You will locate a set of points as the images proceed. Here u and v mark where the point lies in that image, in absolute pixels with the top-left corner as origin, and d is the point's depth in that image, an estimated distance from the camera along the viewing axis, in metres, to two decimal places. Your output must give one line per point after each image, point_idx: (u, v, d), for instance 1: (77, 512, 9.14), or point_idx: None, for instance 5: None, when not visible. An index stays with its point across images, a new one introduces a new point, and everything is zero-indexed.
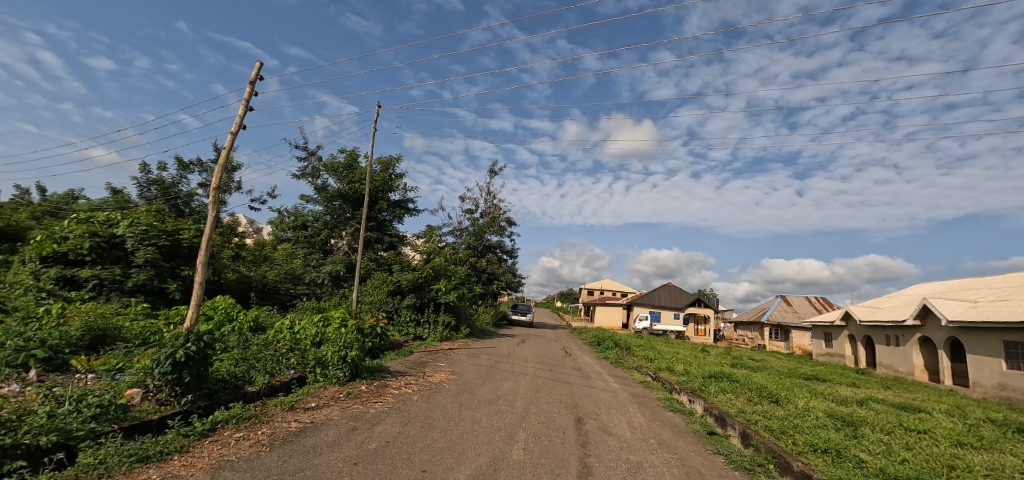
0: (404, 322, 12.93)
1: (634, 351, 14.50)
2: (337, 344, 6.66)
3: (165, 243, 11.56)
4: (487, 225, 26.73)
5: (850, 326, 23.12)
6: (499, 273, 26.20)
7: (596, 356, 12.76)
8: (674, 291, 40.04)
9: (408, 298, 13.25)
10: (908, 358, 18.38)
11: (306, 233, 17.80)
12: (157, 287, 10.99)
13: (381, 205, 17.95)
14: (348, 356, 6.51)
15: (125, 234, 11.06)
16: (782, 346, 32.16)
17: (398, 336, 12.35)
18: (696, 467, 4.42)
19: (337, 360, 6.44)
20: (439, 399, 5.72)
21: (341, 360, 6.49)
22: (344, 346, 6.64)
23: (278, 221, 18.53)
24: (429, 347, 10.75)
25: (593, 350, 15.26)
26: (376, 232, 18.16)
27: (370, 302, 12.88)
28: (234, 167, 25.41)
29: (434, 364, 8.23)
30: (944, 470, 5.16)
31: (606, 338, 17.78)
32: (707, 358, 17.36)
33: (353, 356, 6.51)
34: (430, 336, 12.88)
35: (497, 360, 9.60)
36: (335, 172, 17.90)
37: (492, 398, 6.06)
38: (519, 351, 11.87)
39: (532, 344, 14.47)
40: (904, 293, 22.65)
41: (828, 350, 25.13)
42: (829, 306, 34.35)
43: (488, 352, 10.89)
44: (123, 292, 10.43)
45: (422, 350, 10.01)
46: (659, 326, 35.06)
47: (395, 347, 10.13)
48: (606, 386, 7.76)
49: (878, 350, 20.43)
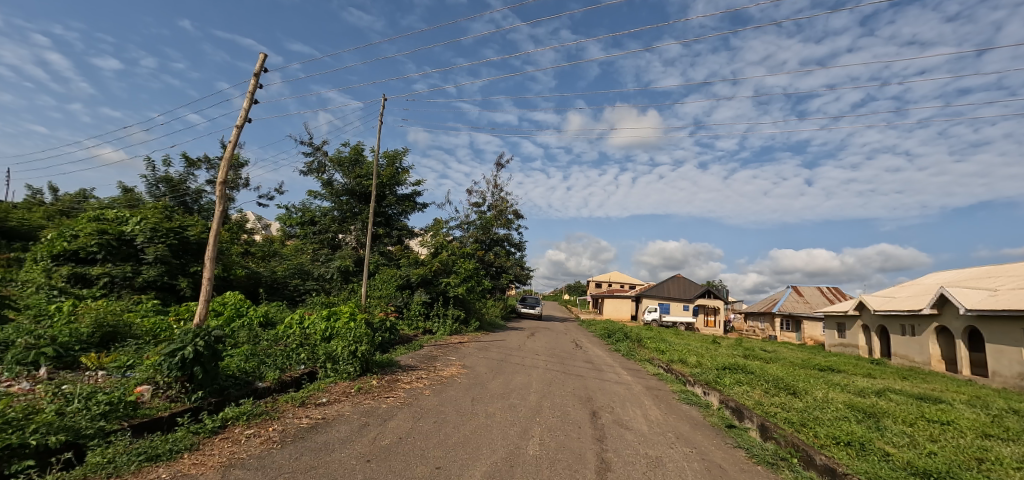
0: (413, 316, 12.77)
1: (645, 343, 14.34)
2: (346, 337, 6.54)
3: (174, 240, 11.56)
4: (494, 218, 26.66)
5: (864, 315, 22.75)
6: (507, 266, 26.14)
7: (607, 349, 12.61)
8: (683, 283, 39.82)
9: (418, 293, 13.17)
10: (925, 347, 18.07)
11: (314, 229, 17.81)
12: (168, 284, 11.00)
13: (388, 199, 17.84)
14: (358, 351, 6.36)
15: (135, 232, 11.05)
16: (794, 337, 31.80)
17: (408, 330, 12.22)
18: (717, 461, 4.29)
19: (347, 354, 6.32)
20: (454, 393, 5.65)
21: (351, 355, 6.35)
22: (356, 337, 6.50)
23: (285, 217, 18.57)
24: (439, 340, 10.72)
25: (604, 343, 15.12)
26: (385, 226, 18.08)
27: (379, 297, 12.85)
28: (241, 164, 25.66)
29: (445, 358, 8.14)
30: (974, 464, 4.98)
31: (616, 331, 17.68)
32: (718, 349, 17.15)
33: (363, 350, 6.36)
34: (440, 330, 12.79)
35: (508, 353, 9.52)
36: (342, 167, 17.82)
37: (504, 392, 5.97)
38: (529, 344, 11.69)
39: (542, 338, 14.39)
40: (919, 282, 22.28)
41: (841, 340, 24.79)
42: (842, 296, 33.93)
43: (498, 344, 10.79)
44: (135, 289, 10.47)
45: (432, 345, 9.91)
46: (667, 317, 34.86)
47: (405, 340, 10.11)
48: (620, 379, 7.56)
49: (893, 340, 20.10)
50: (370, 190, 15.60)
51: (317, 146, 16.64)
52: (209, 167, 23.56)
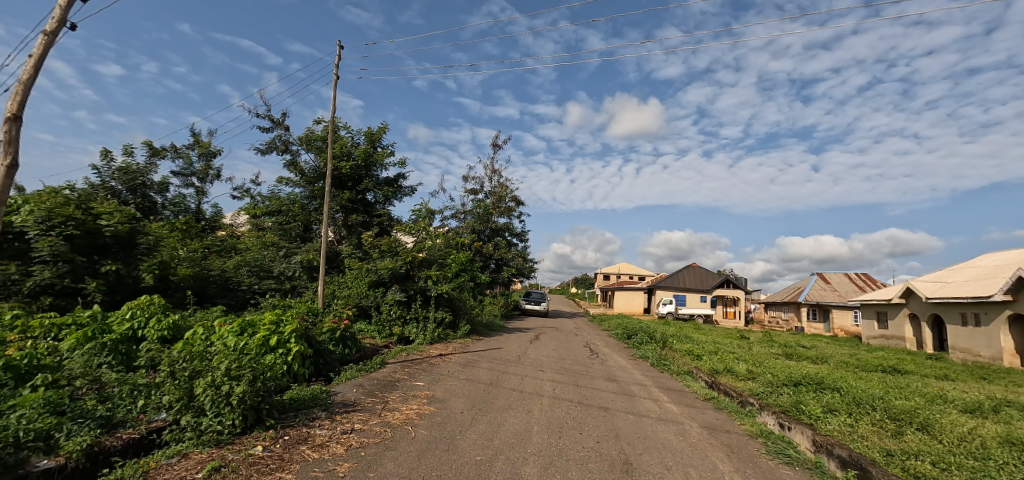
0: (385, 321, 10.29)
1: (672, 345, 11.91)
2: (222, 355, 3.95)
3: (79, 232, 8.93)
4: (492, 206, 24.16)
5: (913, 303, 20.10)
6: (508, 258, 23.67)
7: (630, 356, 10.17)
8: (698, 273, 37.32)
9: (393, 292, 10.61)
10: (993, 340, 15.49)
11: (281, 218, 15.38)
12: (71, 289, 8.66)
13: (366, 184, 15.33)
14: (234, 392, 3.65)
15: (24, 223, 8.40)
16: (823, 328, 29.28)
17: (378, 338, 9.77)
18: None
19: (209, 396, 3.59)
20: (392, 472, 3.17)
21: (222, 399, 3.65)
22: (237, 357, 3.87)
23: (250, 207, 16.14)
24: (413, 353, 8.30)
25: (624, 347, 12.56)
26: (363, 214, 15.63)
27: (346, 297, 10.42)
28: (214, 153, 23.49)
29: (408, 385, 5.67)
30: None
31: (635, 329, 15.17)
32: (754, 349, 14.71)
33: (243, 392, 3.65)
34: (419, 338, 10.24)
35: (503, 370, 7.04)
36: (312, 146, 15.20)
37: (484, 461, 3.48)
38: (532, 353, 9.23)
39: (548, 341, 12.03)
40: (976, 266, 19.60)
41: (882, 332, 22.17)
42: (874, 283, 31.20)
43: (491, 356, 8.38)
44: (23, 297, 8.21)
45: (403, 360, 7.47)
46: (683, 310, 32.49)
47: (367, 354, 7.76)
48: (664, 414, 5.07)
49: (951, 332, 17.51)
50: (323, 173, 13.02)
51: (277, 121, 14.10)
52: (175, 156, 21.42)
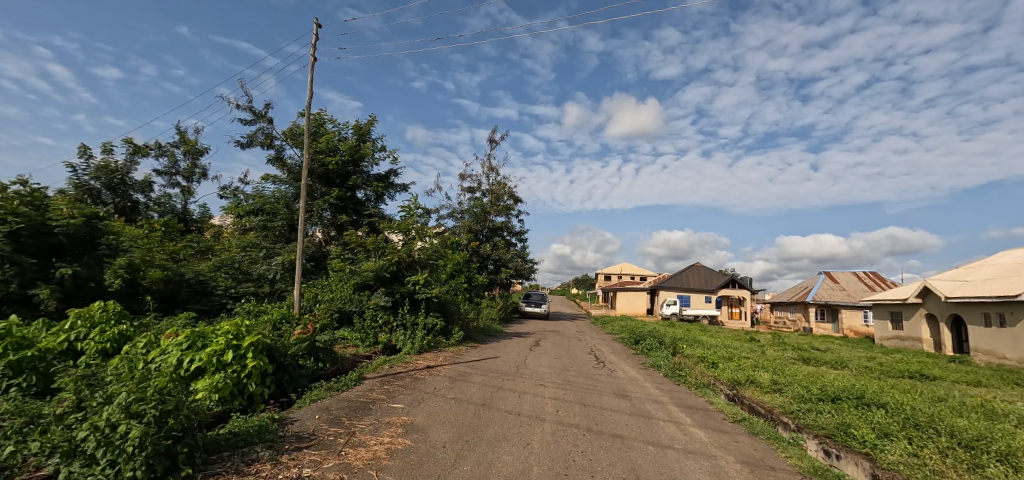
0: (370, 327, 9.43)
1: (682, 351, 11.05)
2: (126, 384, 3.06)
3: (27, 230, 8.01)
4: (490, 205, 23.28)
5: (930, 303, 19.24)
6: (507, 259, 22.78)
7: (639, 364, 9.34)
8: (702, 272, 36.46)
9: (377, 296, 9.73)
10: (1019, 342, 14.63)
11: (264, 216, 14.52)
12: (18, 295, 7.78)
13: (355, 180, 14.45)
14: (132, 434, 2.73)
15: None
16: (832, 329, 28.45)
17: (362, 347, 8.91)
18: None
19: (97, 442, 2.70)
20: None
21: (118, 443, 2.75)
22: (144, 387, 2.98)
23: (233, 207, 15.27)
24: (399, 364, 7.41)
25: (631, 354, 11.67)
26: (352, 213, 14.75)
27: (329, 300, 9.55)
28: (200, 151, 22.64)
29: (386, 408, 4.78)
30: None
31: (642, 333, 14.31)
32: (768, 353, 13.86)
33: (144, 435, 2.73)
34: (407, 346, 9.36)
35: (497, 386, 6.14)
36: (297, 141, 14.33)
37: None
38: (532, 363, 8.34)
39: (550, 348, 11.15)
40: (996, 264, 18.76)
41: (896, 333, 21.30)
42: (883, 282, 30.36)
43: (486, 367, 7.48)
44: None
45: (384, 374, 6.56)
46: (688, 311, 31.63)
47: (345, 367, 6.86)
48: (690, 445, 4.17)
49: (972, 333, 16.64)
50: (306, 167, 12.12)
51: (258, 112, 13.21)
52: (157, 154, 20.56)
